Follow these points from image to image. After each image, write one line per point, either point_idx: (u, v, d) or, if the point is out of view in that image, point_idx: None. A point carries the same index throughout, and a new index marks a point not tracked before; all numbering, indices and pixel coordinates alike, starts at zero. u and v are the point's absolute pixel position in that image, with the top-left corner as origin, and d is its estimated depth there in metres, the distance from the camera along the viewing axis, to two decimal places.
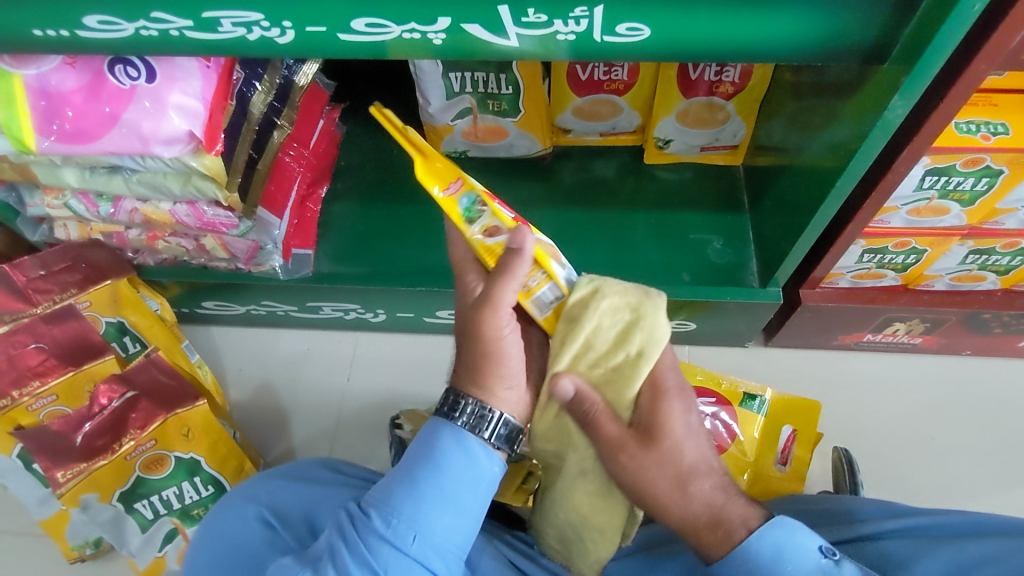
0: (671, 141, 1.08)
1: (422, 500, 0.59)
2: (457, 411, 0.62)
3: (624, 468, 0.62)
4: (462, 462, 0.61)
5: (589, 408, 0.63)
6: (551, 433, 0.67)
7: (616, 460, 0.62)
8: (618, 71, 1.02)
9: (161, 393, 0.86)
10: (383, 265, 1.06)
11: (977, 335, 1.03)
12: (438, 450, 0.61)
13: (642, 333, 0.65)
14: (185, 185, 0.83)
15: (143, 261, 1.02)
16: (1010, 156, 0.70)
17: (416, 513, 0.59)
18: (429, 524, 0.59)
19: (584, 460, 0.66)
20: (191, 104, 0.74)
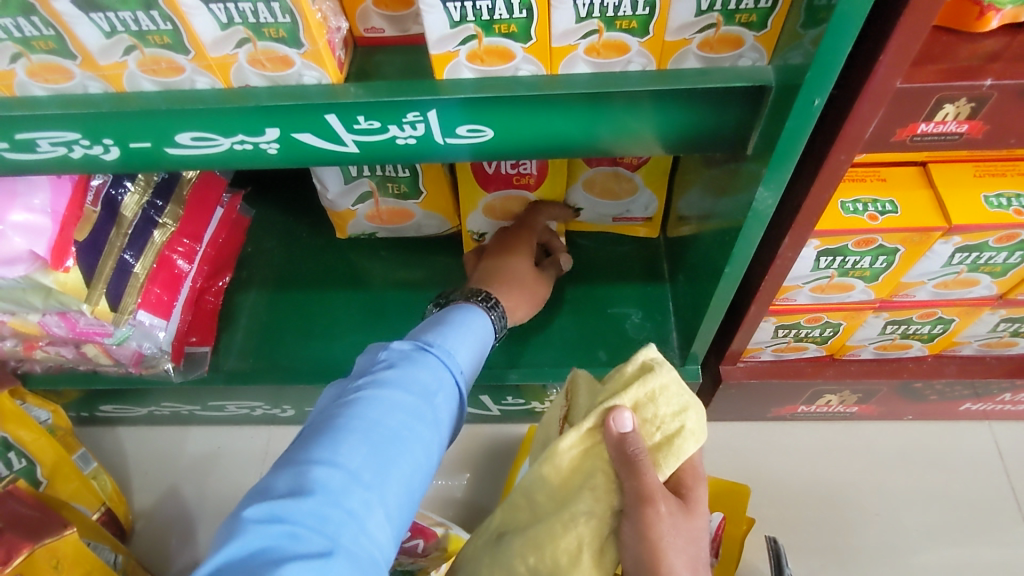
0: (583, 210, 1.04)
1: (449, 333, 0.67)
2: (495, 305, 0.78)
3: (649, 525, 0.52)
4: (477, 322, 0.71)
5: (638, 453, 0.52)
6: (574, 467, 0.56)
7: (641, 513, 0.52)
8: (527, 165, 0.95)
9: (25, 523, 0.79)
10: (287, 359, 1.01)
11: (914, 402, 0.98)
12: (455, 312, 0.71)
13: (694, 416, 0.55)
14: (46, 299, 0.78)
15: (28, 368, 0.97)
16: (902, 236, 0.66)
17: (446, 338, 0.66)
18: (458, 350, 0.66)
19: (597, 501, 0.54)
20: (35, 221, 0.70)
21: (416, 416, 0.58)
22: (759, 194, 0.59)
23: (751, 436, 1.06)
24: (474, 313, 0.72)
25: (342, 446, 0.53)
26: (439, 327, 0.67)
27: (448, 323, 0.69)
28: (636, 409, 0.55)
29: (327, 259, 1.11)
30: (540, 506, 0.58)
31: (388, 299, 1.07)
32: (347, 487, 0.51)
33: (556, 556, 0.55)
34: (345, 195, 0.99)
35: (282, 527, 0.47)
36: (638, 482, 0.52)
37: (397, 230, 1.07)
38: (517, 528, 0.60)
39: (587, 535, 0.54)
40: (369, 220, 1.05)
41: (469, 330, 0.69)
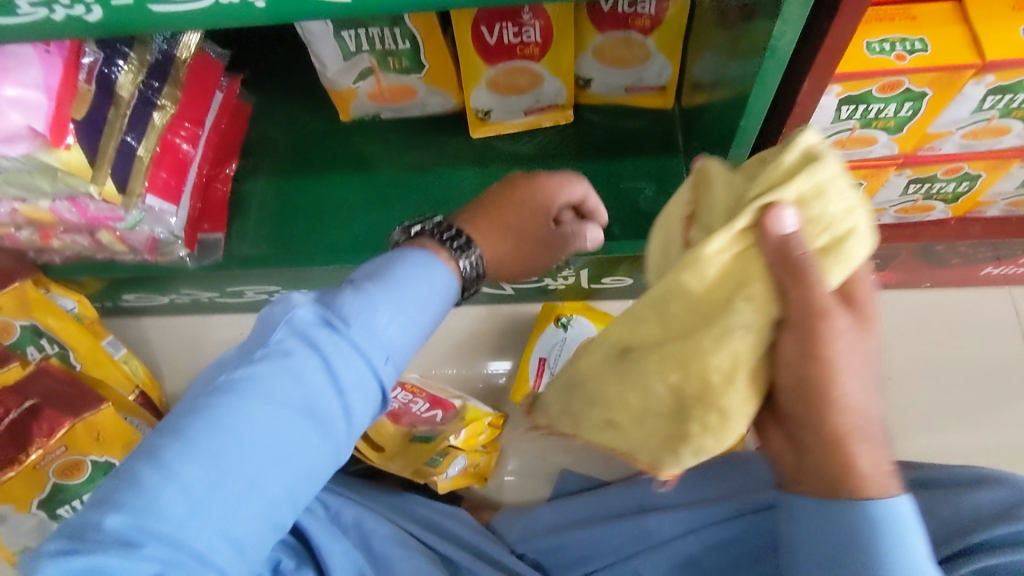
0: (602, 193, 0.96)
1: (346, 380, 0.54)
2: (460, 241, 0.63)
3: (824, 346, 0.43)
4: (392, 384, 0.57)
5: (808, 259, 0.40)
6: (719, 271, 0.42)
7: (816, 331, 0.42)
8: (529, 33, 0.90)
9: (61, 399, 0.83)
10: (299, 243, 1.01)
11: (934, 267, 0.96)
12: (396, 265, 0.58)
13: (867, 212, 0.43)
14: (53, 182, 0.78)
15: (48, 260, 0.98)
16: (931, 77, 0.62)
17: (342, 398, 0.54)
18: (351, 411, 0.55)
19: (756, 312, 0.42)
20: (30, 97, 0.68)
21: (291, 421, 0.51)
22: (777, 30, 0.55)
23: None
24: (427, 275, 0.58)
25: (194, 461, 0.48)
26: (370, 285, 0.56)
27: (385, 286, 0.56)
28: (799, 207, 0.41)
29: (333, 143, 1.08)
30: (674, 318, 0.44)
31: (396, 182, 1.05)
32: (191, 515, 0.47)
33: (707, 376, 0.43)
34: (346, 73, 0.96)
35: (130, 549, 0.45)
36: (808, 293, 0.41)
37: (401, 109, 1.04)
38: (647, 341, 0.45)
39: (744, 353, 0.42)
40: (372, 98, 1.01)
41: (408, 290, 0.57)
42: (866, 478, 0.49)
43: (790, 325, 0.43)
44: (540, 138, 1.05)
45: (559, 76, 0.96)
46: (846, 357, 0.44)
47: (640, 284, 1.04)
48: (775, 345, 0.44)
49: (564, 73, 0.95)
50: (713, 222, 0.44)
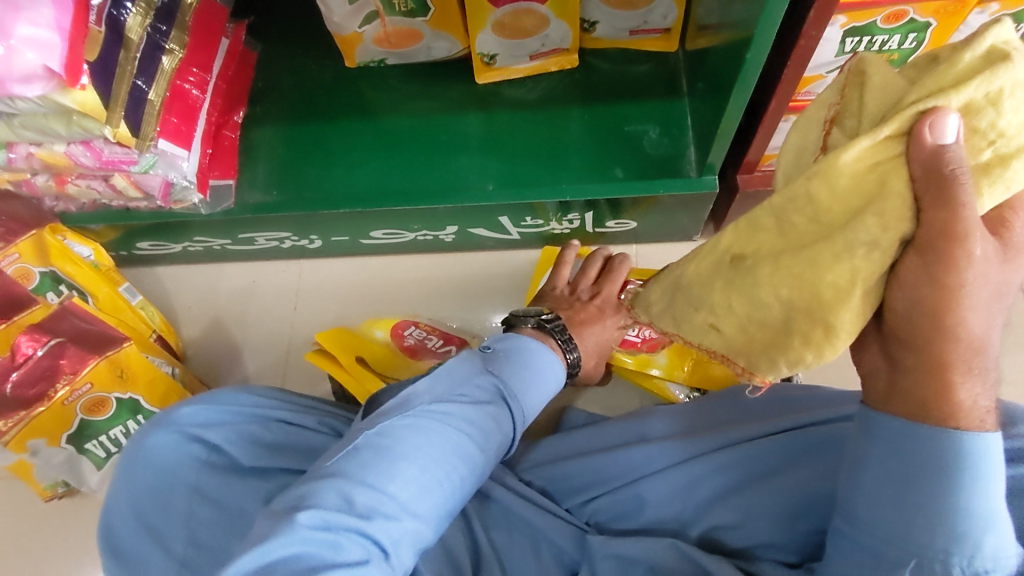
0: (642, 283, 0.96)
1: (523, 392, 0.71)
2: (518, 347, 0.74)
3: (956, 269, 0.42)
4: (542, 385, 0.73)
5: (953, 170, 0.38)
6: (858, 183, 0.41)
7: (949, 254, 0.41)
8: None
9: (87, 339, 0.87)
10: (307, 189, 1.03)
11: None
12: (530, 358, 0.74)
13: None
14: (69, 125, 0.79)
15: (64, 208, 0.99)
16: (934, 6, 0.63)
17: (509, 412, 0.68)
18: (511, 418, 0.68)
19: (886, 228, 0.40)
20: (43, 36, 0.69)
21: (466, 479, 0.61)
22: None
23: None
24: (549, 372, 0.75)
25: (398, 473, 0.56)
26: (517, 358, 0.73)
27: (528, 365, 0.73)
28: (964, 117, 0.39)
29: (340, 91, 1.09)
30: (794, 229, 0.44)
31: (403, 128, 1.06)
32: (396, 513, 0.55)
33: (819, 291, 0.42)
34: (351, 17, 0.95)
35: (327, 538, 0.51)
36: (948, 214, 0.40)
37: (407, 55, 1.04)
38: (760, 253, 0.46)
39: (865, 271, 0.41)
40: (377, 44, 1.02)
41: (536, 390, 0.72)
42: (965, 410, 0.48)
43: (919, 244, 0.42)
44: (542, 82, 1.06)
45: (563, 18, 0.96)
46: (981, 282, 0.44)
47: (643, 228, 1.05)
48: (896, 267, 0.44)
49: (568, 15, 0.95)
50: (857, 128, 0.43)
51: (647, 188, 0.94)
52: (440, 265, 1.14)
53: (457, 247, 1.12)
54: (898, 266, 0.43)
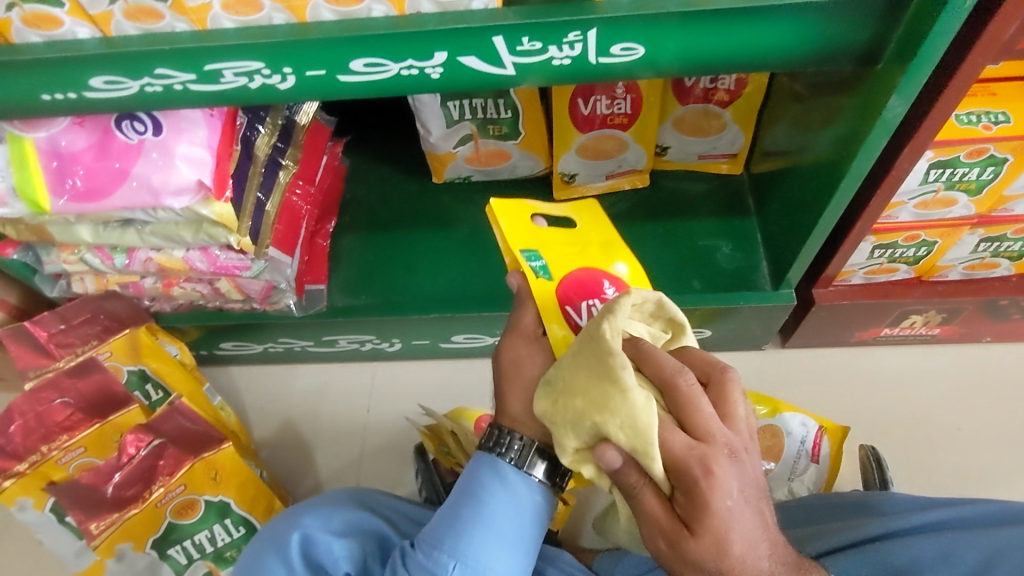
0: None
1: (462, 532, 0.60)
2: (502, 447, 0.62)
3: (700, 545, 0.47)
4: (501, 498, 0.61)
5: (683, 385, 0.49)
6: (575, 386, 0.54)
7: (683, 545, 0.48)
8: (620, 104, 0.99)
9: (187, 440, 0.89)
10: (393, 294, 1.07)
11: (997, 322, 1.02)
12: (477, 484, 0.62)
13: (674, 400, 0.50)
14: (197, 233, 0.85)
15: (160, 308, 1.04)
16: (1014, 144, 0.71)
17: (457, 544, 0.60)
18: (473, 555, 0.60)
19: (621, 424, 0.50)
20: (198, 153, 0.76)
21: None
22: (891, 101, 0.64)
23: (834, 360, 1.09)
24: (512, 492, 0.61)
25: None
26: (459, 513, 0.61)
27: (467, 502, 0.61)
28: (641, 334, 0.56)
29: (422, 203, 1.15)
30: (564, 414, 0.54)
31: (486, 237, 1.12)
32: None
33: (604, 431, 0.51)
34: (447, 138, 1.05)
35: None
36: (663, 366, 0.51)
37: (493, 172, 1.12)
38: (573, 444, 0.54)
39: (627, 423, 0.49)
40: (467, 162, 1.10)
41: (494, 529, 0.60)
42: None
43: (663, 527, 0.49)
44: (618, 199, 1.12)
45: (641, 143, 1.04)
46: None
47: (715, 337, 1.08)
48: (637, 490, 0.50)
49: (646, 141, 1.04)
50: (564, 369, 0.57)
51: (728, 299, 0.98)
52: None
53: None
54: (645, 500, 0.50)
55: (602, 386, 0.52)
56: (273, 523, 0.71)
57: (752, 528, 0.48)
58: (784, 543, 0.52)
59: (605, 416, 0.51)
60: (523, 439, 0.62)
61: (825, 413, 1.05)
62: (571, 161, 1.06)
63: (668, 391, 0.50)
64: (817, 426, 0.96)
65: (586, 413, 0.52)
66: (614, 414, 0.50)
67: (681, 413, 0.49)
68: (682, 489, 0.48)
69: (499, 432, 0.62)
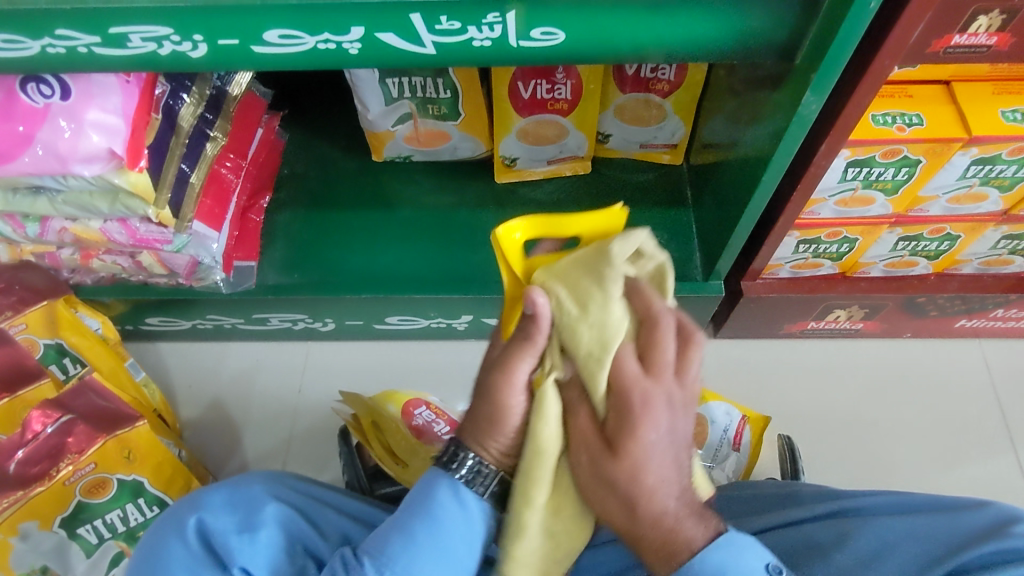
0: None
1: (417, 555, 0.57)
2: (456, 463, 0.58)
3: (610, 480, 0.53)
4: (459, 518, 0.58)
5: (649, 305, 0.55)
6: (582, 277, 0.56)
7: (604, 467, 0.53)
8: (560, 90, 0.99)
9: (100, 416, 0.86)
10: (329, 274, 1.05)
11: (916, 318, 1.05)
12: (436, 503, 0.58)
13: (591, 329, 0.55)
14: (113, 203, 0.82)
15: (79, 280, 1.00)
16: (926, 147, 0.72)
17: (410, 569, 0.57)
18: None
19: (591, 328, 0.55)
20: (110, 121, 0.73)
21: None
22: (805, 99, 0.65)
23: (762, 351, 1.12)
24: (468, 514, 0.58)
25: None
26: (413, 531, 0.57)
27: (422, 522, 0.57)
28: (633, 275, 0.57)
29: (361, 181, 1.13)
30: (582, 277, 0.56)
31: (427, 219, 1.10)
32: None
33: (580, 321, 0.55)
34: (385, 116, 1.03)
35: None
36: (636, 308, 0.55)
37: (434, 153, 1.10)
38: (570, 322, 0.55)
39: (605, 321, 0.54)
40: (407, 141, 1.08)
41: (445, 550, 0.57)
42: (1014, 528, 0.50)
43: (609, 425, 0.54)
44: (559, 185, 1.12)
45: (582, 129, 1.04)
46: None
47: None
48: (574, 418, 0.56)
49: (587, 128, 1.04)
50: (596, 316, 0.55)
51: None
52: (449, 353, 1.15)
53: (468, 335, 1.15)
54: (608, 464, 0.53)
55: (589, 286, 0.56)
56: (178, 501, 0.70)
57: (671, 474, 0.53)
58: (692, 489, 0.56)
59: (582, 316, 0.55)
60: (483, 465, 0.58)
61: (749, 403, 1.08)
62: (510, 146, 1.06)
63: (649, 325, 0.55)
64: (740, 416, 0.98)
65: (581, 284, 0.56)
66: (594, 309, 0.55)
67: (647, 348, 0.54)
68: (616, 412, 0.53)
69: (458, 447, 0.58)
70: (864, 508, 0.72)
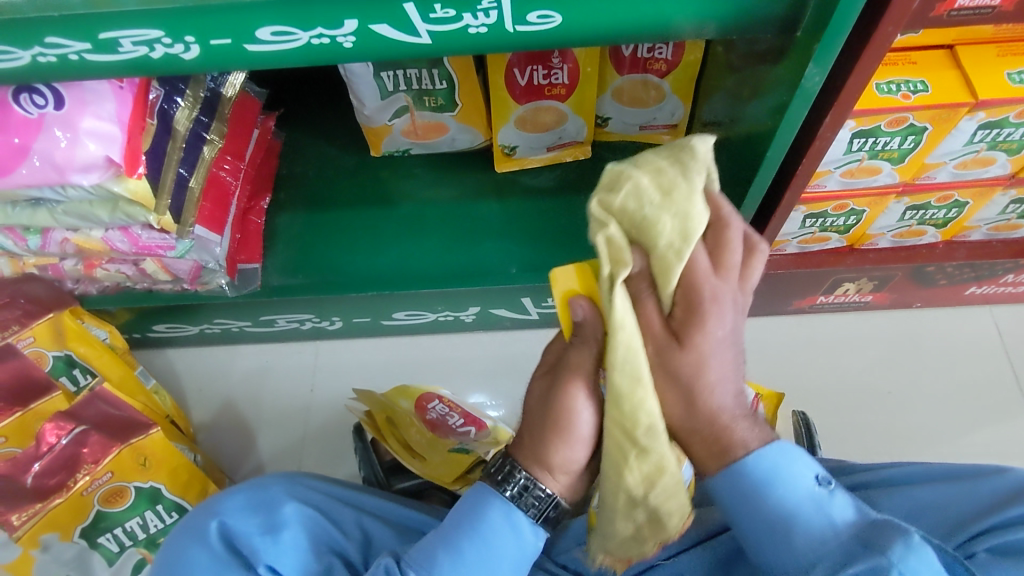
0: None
1: (465, 570, 0.60)
2: (508, 482, 0.61)
3: (673, 373, 0.53)
4: (509, 540, 0.61)
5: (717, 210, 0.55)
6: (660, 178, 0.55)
7: (668, 361, 0.53)
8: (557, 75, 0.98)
9: (112, 425, 0.86)
10: (333, 272, 1.04)
11: (925, 288, 1.04)
12: (486, 523, 0.61)
13: (672, 217, 0.53)
14: (113, 212, 0.82)
15: (84, 290, 0.98)
16: (931, 113, 0.71)
17: None
18: None
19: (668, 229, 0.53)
20: (105, 128, 0.72)
21: None
22: (808, 71, 0.64)
23: (772, 328, 1.11)
24: (518, 537, 0.61)
25: None
26: (462, 547, 0.60)
27: (471, 538, 0.60)
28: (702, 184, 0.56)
29: (361, 178, 1.12)
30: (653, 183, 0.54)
31: (429, 212, 1.09)
32: None
33: (652, 214, 0.53)
34: (382, 111, 1.02)
35: None
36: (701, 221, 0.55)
37: (432, 146, 1.09)
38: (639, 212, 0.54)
39: (677, 228, 0.53)
40: (405, 135, 1.07)
41: (493, 570, 0.60)
42: None
43: (675, 321, 0.54)
44: (560, 172, 1.11)
45: (581, 114, 1.03)
46: None
47: None
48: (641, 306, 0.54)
49: (586, 112, 1.03)
50: (663, 210, 0.53)
51: None
52: (457, 345, 1.15)
53: (476, 326, 1.14)
54: (677, 355, 0.53)
55: (663, 187, 0.54)
56: (197, 508, 0.70)
57: (728, 372, 0.54)
58: (744, 394, 0.57)
59: (666, 204, 0.53)
60: (532, 483, 0.60)
61: (760, 380, 1.08)
62: (509, 135, 1.05)
63: (716, 228, 0.54)
64: (753, 393, 0.98)
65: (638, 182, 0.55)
66: (675, 202, 0.53)
67: (687, 270, 0.53)
68: (683, 305, 0.53)
69: (512, 467, 0.61)
70: (884, 480, 0.71)
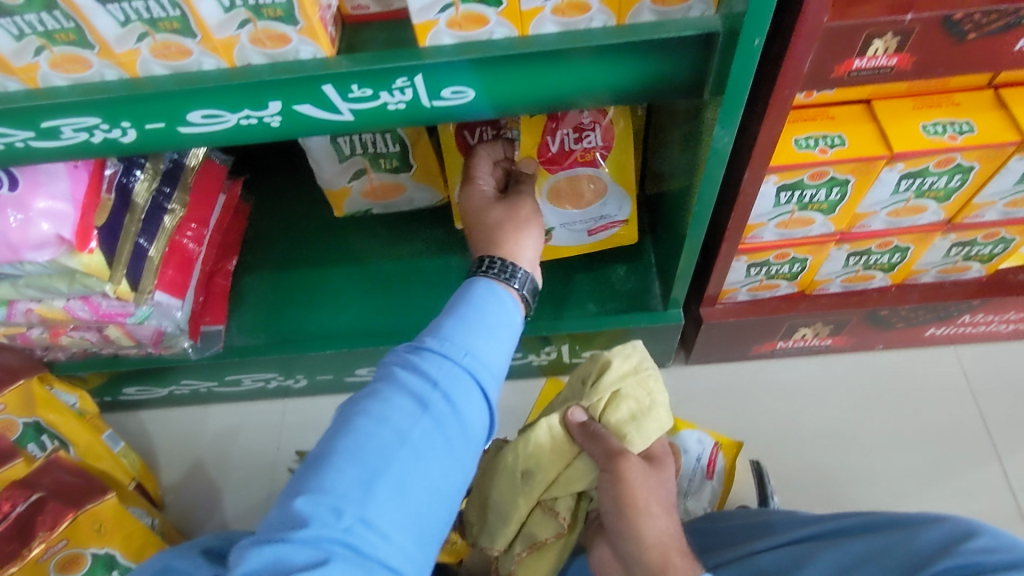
0: (554, 231, 0.98)
1: (467, 326, 0.60)
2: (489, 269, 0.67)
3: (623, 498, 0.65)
4: (495, 308, 0.63)
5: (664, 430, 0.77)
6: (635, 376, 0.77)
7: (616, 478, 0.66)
8: None
9: (67, 492, 0.87)
10: (294, 333, 1.06)
11: (883, 331, 1.05)
12: (471, 297, 0.63)
13: (652, 419, 0.73)
14: (71, 283, 0.85)
15: (54, 357, 1.03)
16: (851, 166, 0.73)
17: (463, 336, 0.59)
18: (476, 345, 0.59)
19: (657, 417, 0.74)
20: (59, 207, 0.76)
21: (405, 460, 0.53)
22: (715, 133, 0.67)
23: (734, 374, 1.11)
24: (501, 301, 0.64)
25: None
26: (456, 313, 0.61)
27: (462, 308, 0.62)
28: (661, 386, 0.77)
29: (325, 237, 1.16)
30: (620, 377, 0.76)
31: (391, 270, 1.12)
32: None
33: (641, 400, 0.75)
34: (340, 174, 1.05)
35: None
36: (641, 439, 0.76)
37: (391, 205, 1.13)
38: (613, 402, 0.74)
39: (660, 423, 0.74)
40: (365, 196, 1.10)
41: (487, 323, 0.61)
42: None
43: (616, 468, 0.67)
44: None
45: None
46: None
47: None
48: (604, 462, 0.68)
49: None
50: (639, 418, 0.73)
51: (620, 322, 1.00)
52: None
53: None
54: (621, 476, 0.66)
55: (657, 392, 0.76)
56: None
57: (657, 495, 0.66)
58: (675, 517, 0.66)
59: (655, 407, 0.74)
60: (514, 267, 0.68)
61: (723, 429, 1.07)
62: None
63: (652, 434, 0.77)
64: (712, 443, 0.97)
65: (630, 394, 0.75)
66: (660, 410, 0.74)
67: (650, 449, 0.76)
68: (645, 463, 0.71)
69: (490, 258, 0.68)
70: (826, 534, 0.70)
